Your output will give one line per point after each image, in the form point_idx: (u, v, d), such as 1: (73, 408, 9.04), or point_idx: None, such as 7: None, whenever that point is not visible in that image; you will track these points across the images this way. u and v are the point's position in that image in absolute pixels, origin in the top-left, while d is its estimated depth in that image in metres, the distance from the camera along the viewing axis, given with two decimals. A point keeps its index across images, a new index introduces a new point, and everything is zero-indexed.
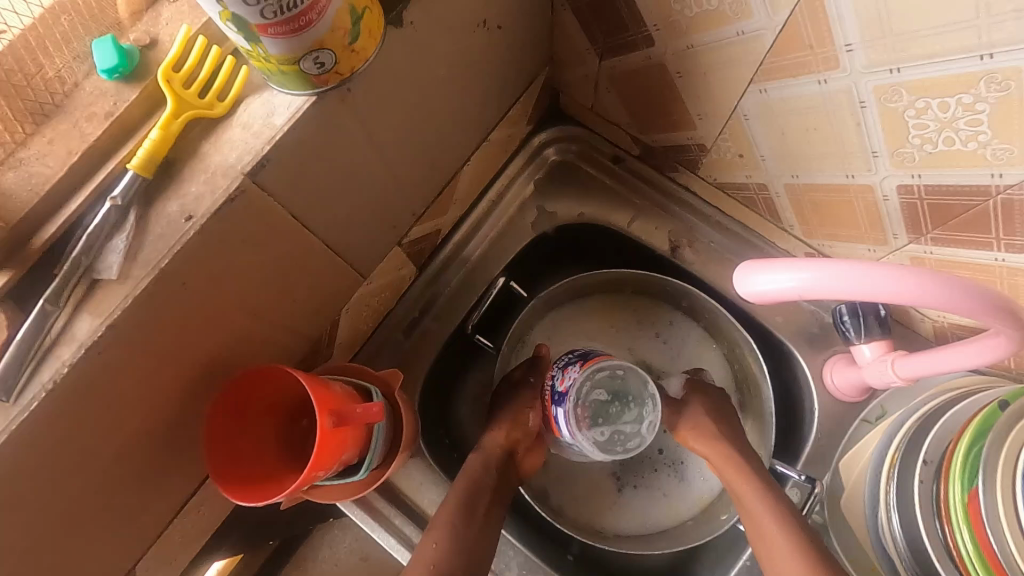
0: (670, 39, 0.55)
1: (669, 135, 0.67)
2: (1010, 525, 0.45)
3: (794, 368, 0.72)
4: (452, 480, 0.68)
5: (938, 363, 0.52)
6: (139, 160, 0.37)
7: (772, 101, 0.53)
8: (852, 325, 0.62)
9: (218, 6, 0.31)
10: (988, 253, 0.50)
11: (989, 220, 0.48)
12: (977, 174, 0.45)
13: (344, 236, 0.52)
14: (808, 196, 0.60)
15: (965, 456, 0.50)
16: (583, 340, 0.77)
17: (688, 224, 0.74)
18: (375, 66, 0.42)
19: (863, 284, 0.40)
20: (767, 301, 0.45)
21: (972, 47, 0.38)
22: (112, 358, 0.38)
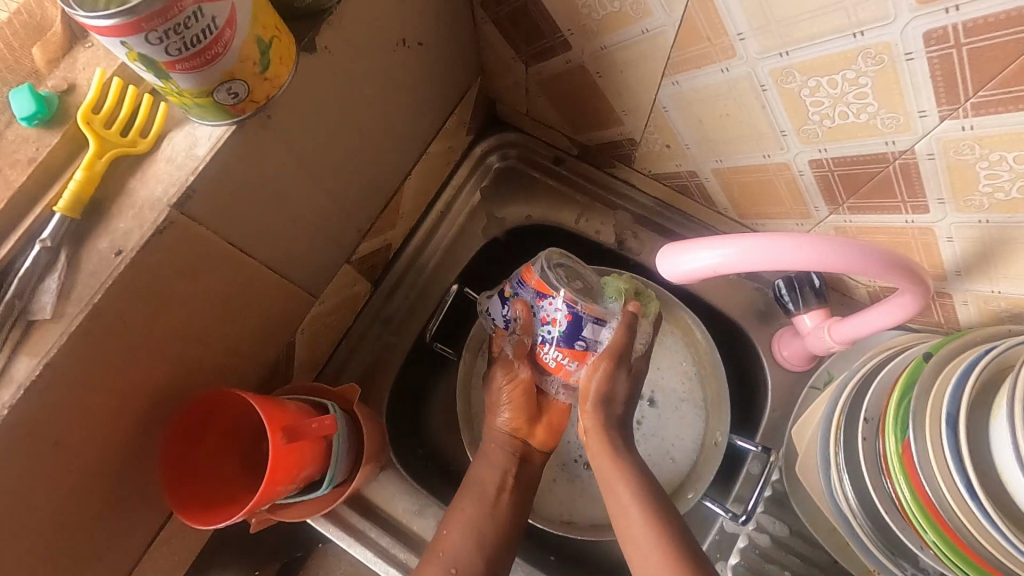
0: (584, 43, 0.57)
1: (600, 132, 0.69)
2: (941, 472, 0.48)
3: (745, 343, 0.74)
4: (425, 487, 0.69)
5: (862, 325, 0.56)
6: (65, 202, 0.38)
7: (685, 91, 0.55)
8: (791, 298, 0.65)
9: (123, 48, 0.33)
10: (899, 217, 0.53)
11: (894, 184, 0.51)
12: (874, 143, 0.48)
13: (286, 258, 0.53)
14: (735, 179, 0.62)
15: (897, 410, 0.53)
16: None
17: (632, 216, 0.77)
18: (292, 93, 0.44)
19: (773, 254, 0.42)
20: (689, 279, 0.47)
21: (844, 26, 0.41)
22: (54, 397, 0.38)
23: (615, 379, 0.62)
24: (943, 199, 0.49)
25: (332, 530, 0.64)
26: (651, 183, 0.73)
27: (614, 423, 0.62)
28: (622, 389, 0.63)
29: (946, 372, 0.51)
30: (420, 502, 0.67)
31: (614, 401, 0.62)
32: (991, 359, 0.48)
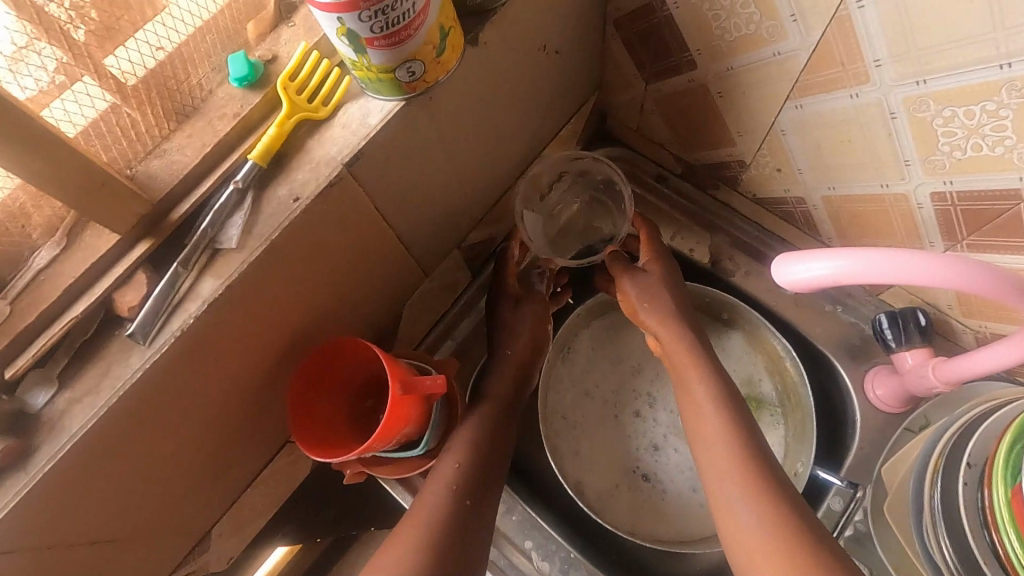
0: (711, 62, 0.60)
1: (710, 152, 0.71)
2: None
3: (834, 377, 0.73)
4: None
5: (976, 364, 0.54)
6: (258, 152, 0.44)
7: (808, 115, 0.57)
8: (892, 334, 0.64)
9: (336, 22, 0.38)
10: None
11: (1022, 224, 0.50)
12: (1006, 178, 0.48)
13: (413, 232, 0.58)
14: (846, 208, 0.63)
15: (1007, 457, 0.51)
16: (623, 353, 0.82)
17: (729, 239, 0.77)
18: (452, 80, 0.49)
19: (901, 269, 0.42)
20: (802, 290, 0.47)
21: (991, 58, 0.42)
22: (224, 318, 0.44)
23: (640, 279, 0.71)
24: None
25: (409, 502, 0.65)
26: (753, 208, 0.75)
27: (674, 313, 0.69)
28: (657, 287, 0.71)
29: None
30: None
31: (658, 297, 0.70)
32: None
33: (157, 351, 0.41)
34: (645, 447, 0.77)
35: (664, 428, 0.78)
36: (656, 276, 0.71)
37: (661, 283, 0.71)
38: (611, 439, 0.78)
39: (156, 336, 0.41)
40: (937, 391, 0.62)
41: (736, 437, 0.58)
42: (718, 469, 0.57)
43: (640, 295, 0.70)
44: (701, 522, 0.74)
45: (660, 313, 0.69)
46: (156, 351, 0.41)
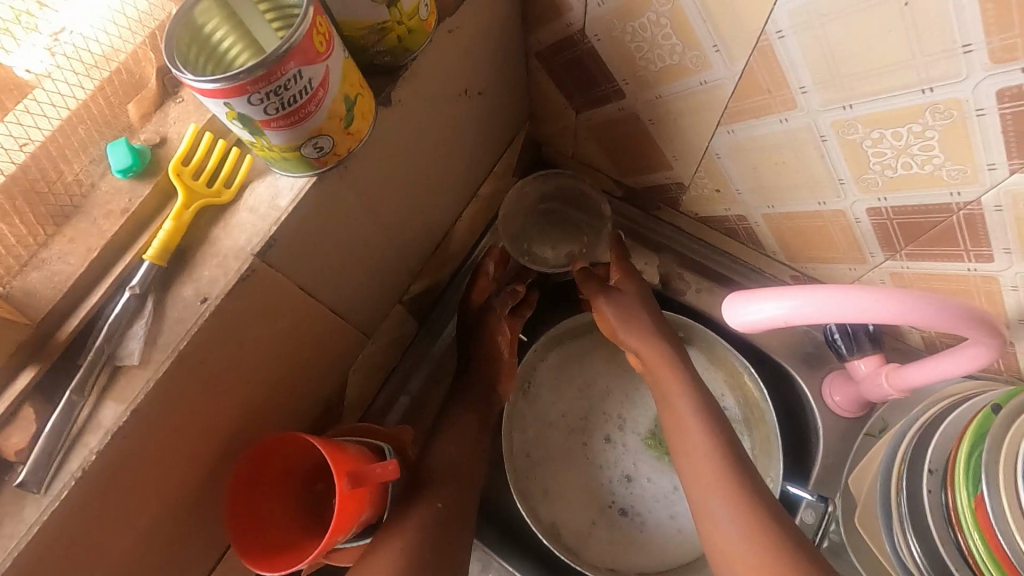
0: (639, 91, 0.58)
1: (648, 176, 0.70)
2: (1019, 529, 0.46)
3: (792, 385, 0.73)
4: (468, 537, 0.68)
5: (931, 375, 0.55)
6: (154, 251, 0.40)
7: (740, 139, 0.56)
8: (844, 343, 0.64)
9: (224, 108, 0.34)
10: (960, 264, 0.53)
11: (956, 234, 0.50)
12: (938, 194, 0.48)
13: (347, 300, 0.54)
14: (786, 225, 0.63)
15: (967, 462, 0.52)
16: (584, 382, 0.81)
17: (676, 258, 0.77)
18: (368, 144, 0.45)
19: (847, 305, 0.42)
20: (756, 329, 0.46)
21: (913, 82, 0.42)
22: (134, 443, 0.39)
23: (616, 296, 0.70)
24: (1009, 250, 0.48)
25: None
26: (697, 227, 0.73)
27: (652, 331, 0.67)
28: (633, 305, 0.69)
29: (1017, 421, 0.49)
30: None
31: (636, 316, 0.68)
32: None
33: (56, 498, 0.36)
34: (616, 478, 0.76)
35: (631, 455, 0.76)
36: (631, 295, 0.70)
37: (635, 301, 0.69)
38: (580, 475, 0.76)
39: (53, 480, 0.36)
40: (891, 395, 0.62)
41: (706, 473, 0.57)
42: (704, 500, 0.56)
43: (618, 316, 0.68)
44: (679, 548, 0.73)
45: (640, 334, 0.67)
46: (54, 498, 0.36)
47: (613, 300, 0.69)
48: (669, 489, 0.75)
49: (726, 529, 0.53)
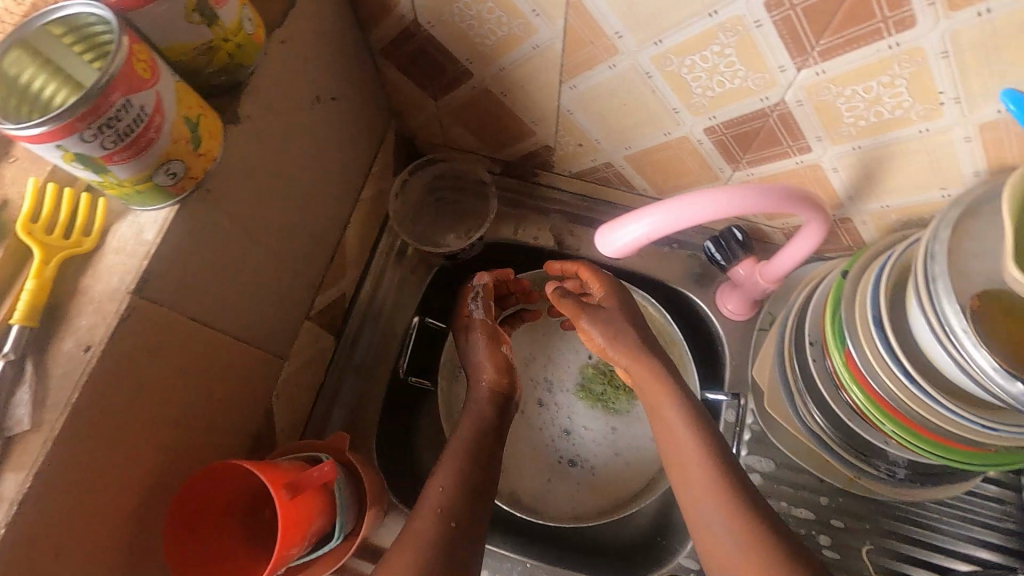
0: (484, 68, 0.62)
1: (518, 146, 0.74)
2: (884, 371, 0.53)
3: (690, 305, 0.81)
4: None
5: (789, 260, 0.62)
6: (21, 313, 0.39)
7: (584, 92, 0.61)
8: (720, 254, 0.71)
9: (57, 151, 0.34)
10: (790, 160, 0.61)
11: (777, 133, 0.58)
12: (752, 102, 0.55)
13: (248, 324, 0.55)
14: (646, 161, 0.69)
15: (834, 327, 0.59)
16: (510, 353, 0.85)
17: (563, 217, 0.81)
18: (226, 163, 0.46)
19: (697, 208, 0.47)
20: (629, 251, 0.51)
21: (700, 9, 0.48)
22: (47, 511, 0.38)
23: (603, 319, 0.67)
24: (819, 136, 0.56)
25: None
26: (574, 182, 0.78)
27: (639, 347, 0.65)
28: (615, 321, 0.67)
29: (861, 282, 0.57)
30: None
31: (623, 333, 0.66)
32: (894, 262, 0.53)
33: None
34: (559, 434, 0.81)
35: (569, 410, 0.81)
36: (614, 312, 0.68)
37: (617, 314, 0.68)
38: (526, 439, 0.81)
39: None
40: (767, 291, 0.71)
41: None
42: (682, 461, 0.59)
43: (606, 333, 0.66)
44: (631, 482, 0.78)
45: (629, 349, 0.65)
46: None
47: (597, 318, 0.67)
48: (609, 429, 0.81)
49: (699, 508, 0.56)
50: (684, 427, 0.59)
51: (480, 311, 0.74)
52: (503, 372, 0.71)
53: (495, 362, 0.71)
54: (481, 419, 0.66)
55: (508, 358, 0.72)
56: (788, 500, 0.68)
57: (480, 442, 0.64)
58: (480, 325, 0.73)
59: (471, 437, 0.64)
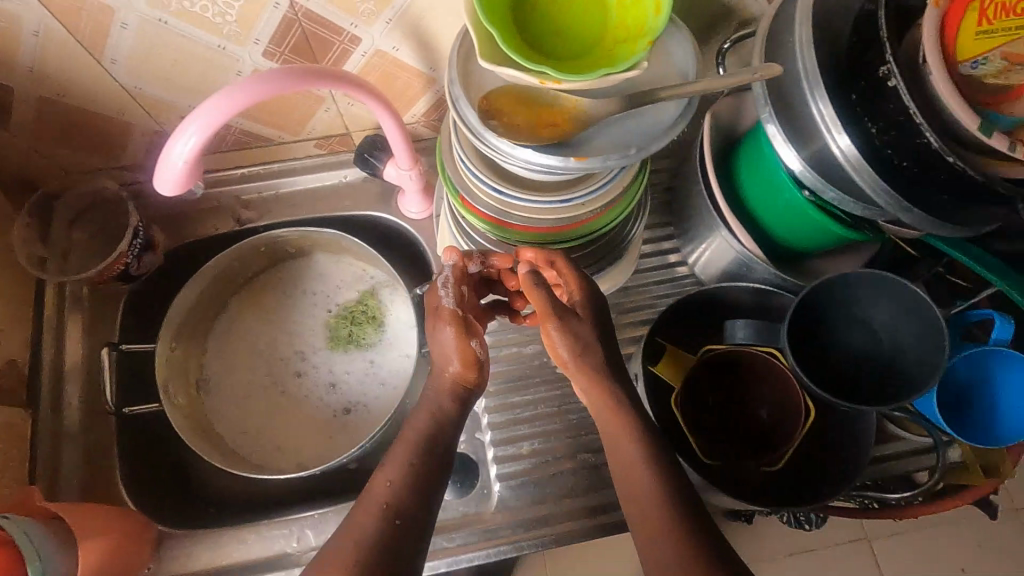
0: (14, 75, 0.59)
1: (131, 144, 0.72)
2: (483, 195, 0.61)
3: (387, 224, 0.85)
4: (220, 528, 0.69)
5: (394, 138, 0.69)
6: None
7: (128, 62, 0.60)
8: (369, 166, 0.76)
9: None
10: (357, 55, 0.65)
11: (322, 34, 0.61)
12: (271, 12, 0.57)
13: None
14: (254, 107, 0.70)
15: (445, 180, 0.65)
16: (249, 340, 0.85)
17: (233, 195, 0.81)
18: None
19: (217, 107, 0.48)
20: (192, 182, 0.51)
21: None
22: None
23: (578, 330, 0.60)
24: (352, 22, 0.60)
25: None
26: (220, 158, 0.78)
27: (592, 354, 0.60)
28: (584, 332, 0.60)
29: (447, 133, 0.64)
30: (217, 540, 0.69)
31: (591, 347, 0.60)
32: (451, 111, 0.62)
33: None
34: (325, 390, 0.83)
35: (324, 364, 0.84)
36: (586, 325, 0.61)
37: (587, 325, 0.61)
38: (295, 410, 0.82)
39: None
40: (423, 160, 0.78)
41: None
42: (627, 469, 0.56)
43: (572, 350, 0.59)
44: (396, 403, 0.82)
45: (588, 372, 0.59)
46: None
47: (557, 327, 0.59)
48: (365, 365, 0.85)
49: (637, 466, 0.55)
50: (648, 475, 0.54)
51: (456, 300, 0.61)
52: (472, 366, 0.59)
53: (462, 350, 0.58)
54: (433, 433, 0.56)
55: (479, 350, 0.59)
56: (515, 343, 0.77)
57: (437, 428, 0.56)
58: (447, 315, 0.59)
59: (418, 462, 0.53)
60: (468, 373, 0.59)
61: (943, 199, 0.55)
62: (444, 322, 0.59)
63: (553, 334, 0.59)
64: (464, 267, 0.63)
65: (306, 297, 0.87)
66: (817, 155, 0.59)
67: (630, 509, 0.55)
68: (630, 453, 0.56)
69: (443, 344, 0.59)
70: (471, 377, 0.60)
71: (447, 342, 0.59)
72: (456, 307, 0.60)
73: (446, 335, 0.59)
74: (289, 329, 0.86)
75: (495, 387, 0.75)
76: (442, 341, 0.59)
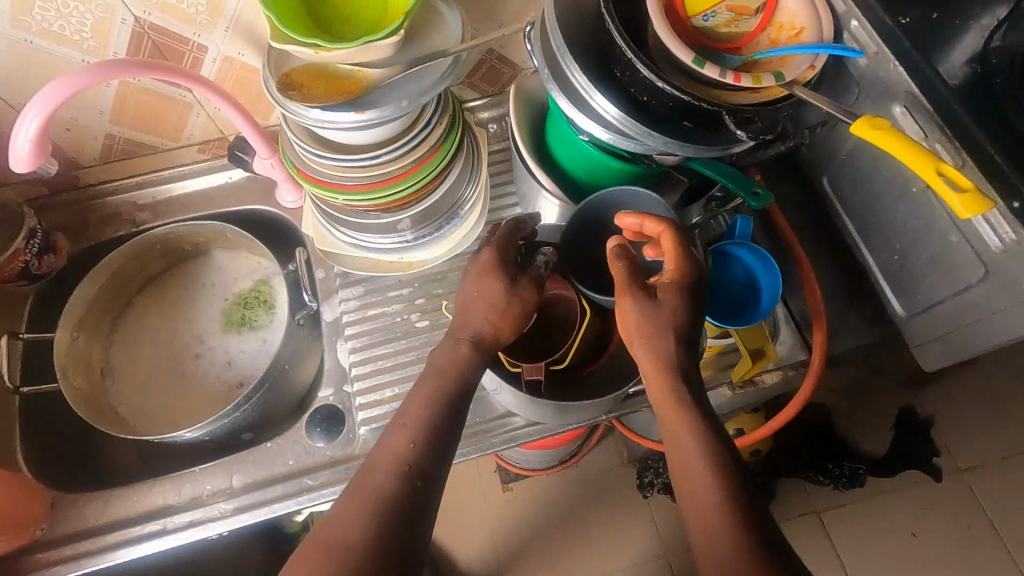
0: None
1: None
2: (310, 161, 0.71)
3: (270, 217, 0.96)
4: (115, 489, 0.77)
5: (246, 129, 0.79)
6: None
7: (7, 79, 0.72)
8: (239, 161, 0.87)
9: None
10: (208, 62, 0.77)
11: (170, 45, 0.73)
12: (120, 27, 0.69)
13: None
14: (131, 116, 0.81)
15: (284, 158, 0.75)
16: (151, 331, 0.93)
17: (128, 201, 0.92)
18: None
19: (51, 94, 0.59)
20: (40, 160, 0.62)
21: None
22: None
23: (651, 310, 0.59)
24: (194, 32, 0.72)
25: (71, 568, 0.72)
26: (113, 168, 0.89)
27: (663, 332, 0.59)
28: (660, 312, 0.59)
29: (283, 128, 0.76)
30: (110, 499, 0.76)
31: (665, 336, 0.58)
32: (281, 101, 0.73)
33: None
34: (220, 368, 0.91)
35: (220, 347, 0.92)
36: (668, 306, 0.59)
37: (670, 318, 0.59)
38: (194, 388, 0.90)
39: None
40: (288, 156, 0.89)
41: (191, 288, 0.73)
42: (676, 453, 0.56)
43: (641, 327, 0.59)
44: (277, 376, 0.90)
45: (655, 355, 0.59)
46: None
47: (642, 325, 0.59)
48: (256, 344, 0.93)
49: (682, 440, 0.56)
50: (691, 440, 0.55)
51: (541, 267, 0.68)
52: (518, 323, 0.65)
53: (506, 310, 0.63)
54: (452, 392, 0.59)
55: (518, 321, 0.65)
56: (381, 304, 0.85)
57: (458, 384, 0.60)
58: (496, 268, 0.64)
59: (434, 423, 0.57)
60: (497, 330, 0.63)
61: (687, 125, 0.65)
62: (496, 275, 0.64)
63: (631, 327, 0.60)
64: (518, 229, 0.70)
65: (205, 289, 0.96)
66: (597, 129, 0.69)
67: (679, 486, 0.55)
68: (688, 446, 0.55)
69: (496, 296, 0.63)
70: (499, 329, 0.64)
71: (500, 298, 0.63)
72: (543, 272, 0.67)
73: (497, 283, 0.63)
74: (189, 319, 0.94)
75: (361, 343, 0.83)
76: (496, 293, 0.63)
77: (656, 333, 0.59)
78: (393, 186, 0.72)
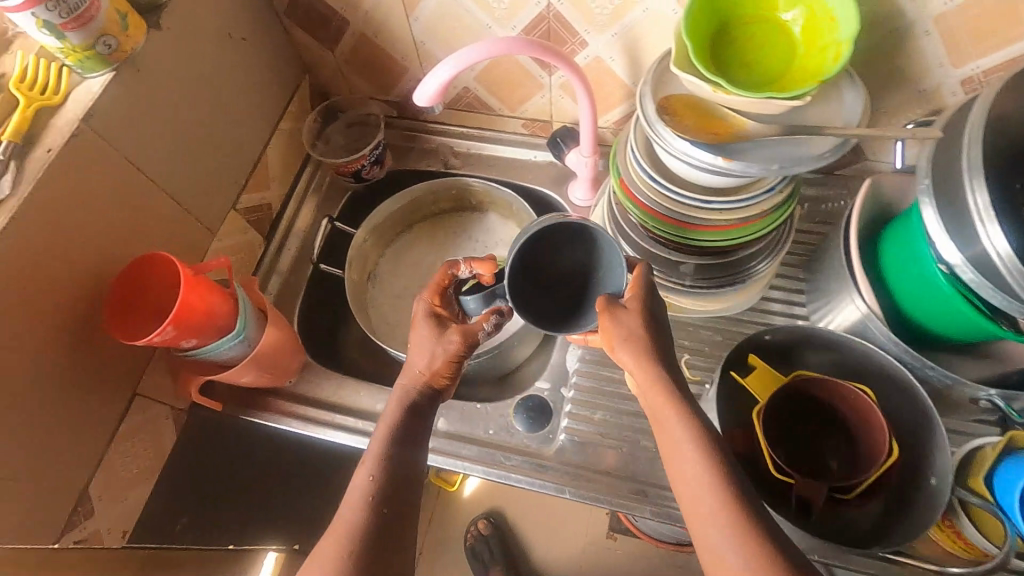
0: (354, 14, 0.86)
1: (398, 84, 0.97)
2: (637, 179, 0.73)
3: (551, 203, 1.01)
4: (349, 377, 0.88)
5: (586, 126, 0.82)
6: (9, 132, 0.61)
7: (426, 21, 0.83)
8: (557, 149, 0.92)
9: (32, 18, 0.58)
10: (581, 56, 0.82)
11: (560, 33, 0.79)
12: (533, 7, 0.77)
13: (178, 188, 0.77)
14: (491, 80, 0.90)
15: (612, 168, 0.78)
16: (415, 258, 1.04)
17: (447, 144, 1.04)
18: (149, 48, 0.70)
19: (473, 51, 0.67)
20: (439, 100, 0.71)
21: None
22: (19, 250, 0.59)
23: (622, 319, 0.59)
24: (586, 29, 0.77)
25: (298, 425, 0.84)
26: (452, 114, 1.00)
27: (656, 359, 0.57)
28: (638, 324, 0.58)
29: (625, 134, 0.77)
30: (341, 384, 0.87)
31: (643, 342, 0.57)
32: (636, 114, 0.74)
33: None
34: None
35: None
36: (640, 315, 0.59)
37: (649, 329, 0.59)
38: None
39: None
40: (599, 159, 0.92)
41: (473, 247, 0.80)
42: (695, 509, 0.51)
43: (630, 346, 0.58)
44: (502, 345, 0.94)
45: (635, 351, 0.57)
46: None
47: (616, 323, 0.59)
48: None
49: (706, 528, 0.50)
50: (720, 535, 0.49)
51: (484, 332, 0.67)
52: (449, 375, 0.66)
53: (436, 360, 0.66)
54: (401, 431, 0.61)
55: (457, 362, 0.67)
56: None
57: (403, 427, 0.62)
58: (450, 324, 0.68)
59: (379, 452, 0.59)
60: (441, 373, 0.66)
61: None
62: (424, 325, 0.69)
63: (615, 342, 0.59)
64: (454, 273, 0.74)
65: (469, 242, 1.03)
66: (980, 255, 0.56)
67: (679, 491, 0.53)
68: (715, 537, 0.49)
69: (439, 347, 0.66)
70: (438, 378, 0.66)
71: (439, 346, 0.66)
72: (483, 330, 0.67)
73: (426, 334, 0.68)
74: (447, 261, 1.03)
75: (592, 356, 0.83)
76: (434, 345, 0.66)
77: (652, 369, 0.57)
78: (703, 233, 0.71)
